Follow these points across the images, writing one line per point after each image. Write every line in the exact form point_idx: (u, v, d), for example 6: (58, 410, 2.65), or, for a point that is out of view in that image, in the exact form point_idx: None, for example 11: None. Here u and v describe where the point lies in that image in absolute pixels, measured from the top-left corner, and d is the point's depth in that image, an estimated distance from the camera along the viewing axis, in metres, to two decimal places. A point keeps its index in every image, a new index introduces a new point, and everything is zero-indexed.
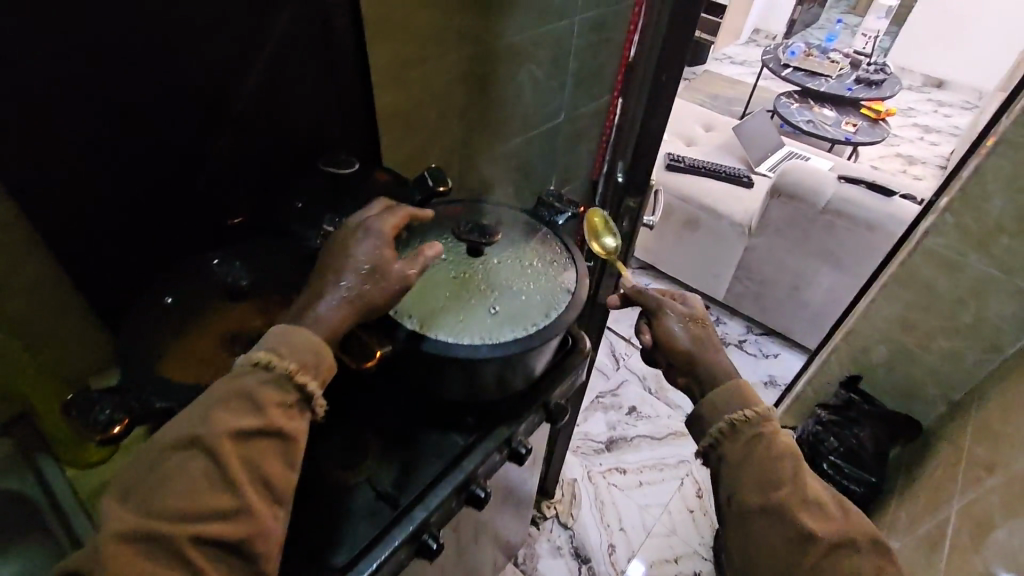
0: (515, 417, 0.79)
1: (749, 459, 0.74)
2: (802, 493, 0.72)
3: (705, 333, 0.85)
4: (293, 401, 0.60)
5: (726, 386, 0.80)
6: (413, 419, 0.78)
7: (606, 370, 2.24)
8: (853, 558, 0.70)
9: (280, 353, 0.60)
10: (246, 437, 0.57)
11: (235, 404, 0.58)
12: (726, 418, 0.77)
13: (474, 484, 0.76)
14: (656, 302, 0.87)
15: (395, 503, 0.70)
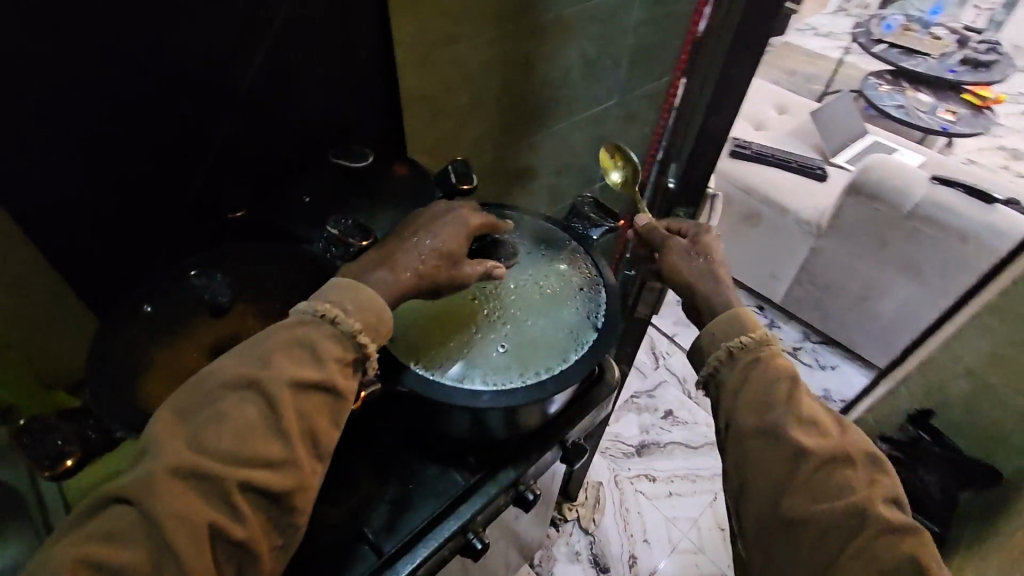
0: (524, 459, 0.70)
1: (744, 379, 0.68)
2: (800, 410, 0.65)
3: (709, 266, 0.77)
4: (351, 359, 0.59)
5: (728, 312, 0.72)
6: (411, 451, 0.71)
7: (644, 369, 2.12)
8: (852, 477, 0.62)
9: (346, 308, 0.59)
10: (303, 387, 0.56)
11: (299, 354, 0.57)
12: (724, 345, 0.70)
13: (471, 532, 0.68)
14: (662, 237, 0.81)
15: (381, 550, 0.64)
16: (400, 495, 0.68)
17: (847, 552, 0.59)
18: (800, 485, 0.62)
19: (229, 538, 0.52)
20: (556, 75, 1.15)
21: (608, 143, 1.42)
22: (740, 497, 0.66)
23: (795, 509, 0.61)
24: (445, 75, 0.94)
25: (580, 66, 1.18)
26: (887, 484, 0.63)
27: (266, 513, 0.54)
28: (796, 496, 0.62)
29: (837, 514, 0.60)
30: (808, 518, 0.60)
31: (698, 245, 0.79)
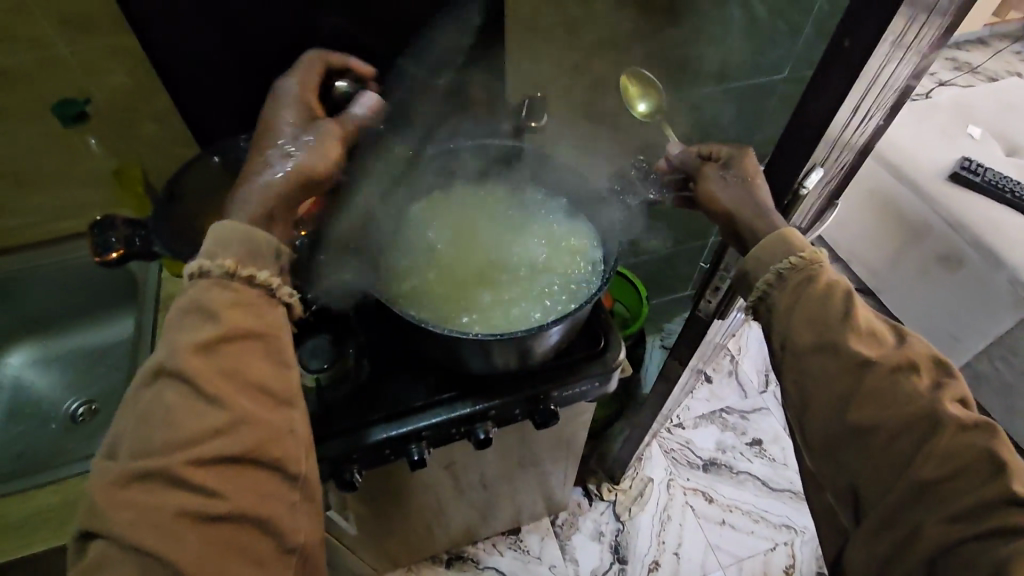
0: (485, 397, 0.72)
1: (797, 300, 0.62)
2: (858, 321, 0.59)
3: (744, 189, 0.71)
4: (252, 297, 0.54)
5: (771, 236, 0.66)
6: (393, 355, 0.77)
7: (745, 386, 1.93)
8: (923, 385, 0.56)
9: (215, 250, 0.54)
10: (207, 347, 0.50)
11: (192, 318, 0.51)
12: (773, 267, 0.64)
13: (415, 445, 0.72)
14: (696, 163, 0.76)
15: (331, 422, 0.71)
16: (367, 384, 0.74)
17: (922, 457, 0.53)
18: (868, 397, 0.56)
19: (218, 516, 0.46)
20: (706, 31, 1.02)
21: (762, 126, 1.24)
22: (804, 414, 0.61)
23: (862, 419, 0.56)
24: (564, 7, 0.91)
25: (739, 27, 1.03)
26: (956, 384, 0.56)
27: (248, 478, 0.49)
28: (861, 406, 0.57)
29: (904, 423, 0.54)
30: (878, 423, 0.55)
31: (731, 167, 0.73)
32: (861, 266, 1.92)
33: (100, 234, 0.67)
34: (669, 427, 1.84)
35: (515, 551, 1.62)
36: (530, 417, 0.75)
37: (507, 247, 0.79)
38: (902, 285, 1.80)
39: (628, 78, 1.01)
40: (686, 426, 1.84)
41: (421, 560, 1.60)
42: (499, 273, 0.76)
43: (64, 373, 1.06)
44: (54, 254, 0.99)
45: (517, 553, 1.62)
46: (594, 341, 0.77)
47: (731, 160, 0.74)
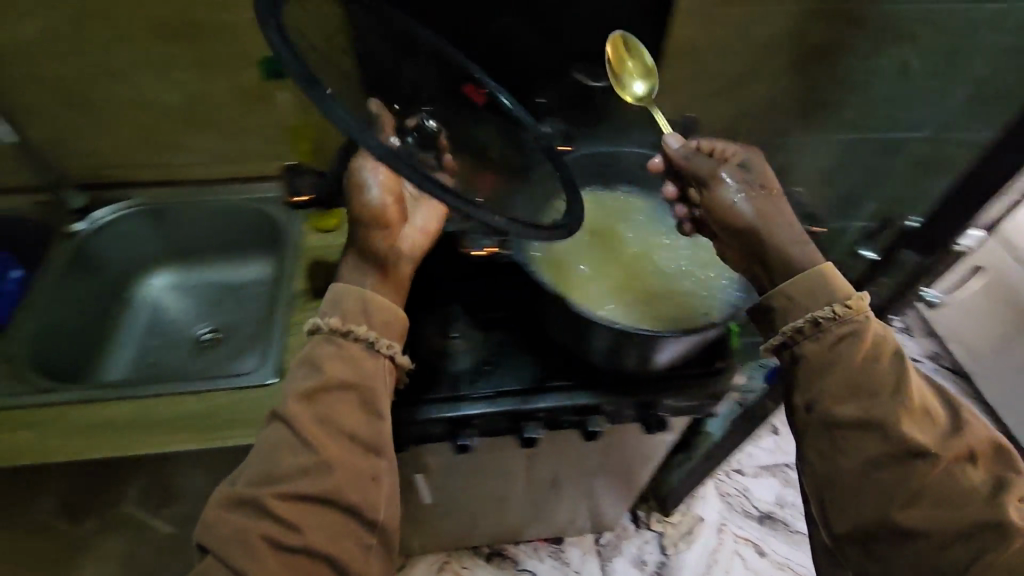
0: (603, 391, 0.74)
1: (834, 364, 0.59)
2: (909, 401, 0.57)
3: (767, 200, 0.63)
4: (356, 350, 0.60)
5: (808, 273, 0.60)
6: (518, 333, 0.79)
7: None
8: (980, 479, 0.58)
9: (329, 310, 0.62)
10: (307, 395, 0.57)
11: (303, 370, 0.59)
12: (810, 315, 0.59)
13: (528, 424, 0.74)
14: (705, 162, 0.64)
15: (453, 385, 0.74)
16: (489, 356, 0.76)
17: (982, 566, 0.54)
18: (919, 498, 0.56)
19: (292, 549, 0.53)
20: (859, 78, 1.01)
21: None
22: (826, 494, 0.60)
23: (910, 520, 0.56)
24: (723, 34, 0.93)
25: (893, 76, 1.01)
26: (1012, 477, 0.58)
27: (325, 518, 0.55)
28: (913, 509, 0.56)
29: (958, 526, 0.55)
30: (928, 526, 0.56)
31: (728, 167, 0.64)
32: (961, 345, 1.82)
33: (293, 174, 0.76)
34: (728, 470, 1.79)
35: (554, 559, 1.63)
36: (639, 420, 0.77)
37: (633, 243, 0.80)
38: (1006, 372, 1.69)
39: (618, 41, 0.84)
40: (745, 472, 1.80)
41: (463, 548, 1.63)
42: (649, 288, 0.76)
43: (196, 302, 1.12)
44: (210, 189, 1.06)
45: (557, 563, 1.62)
46: (713, 357, 0.77)
47: (742, 162, 0.66)
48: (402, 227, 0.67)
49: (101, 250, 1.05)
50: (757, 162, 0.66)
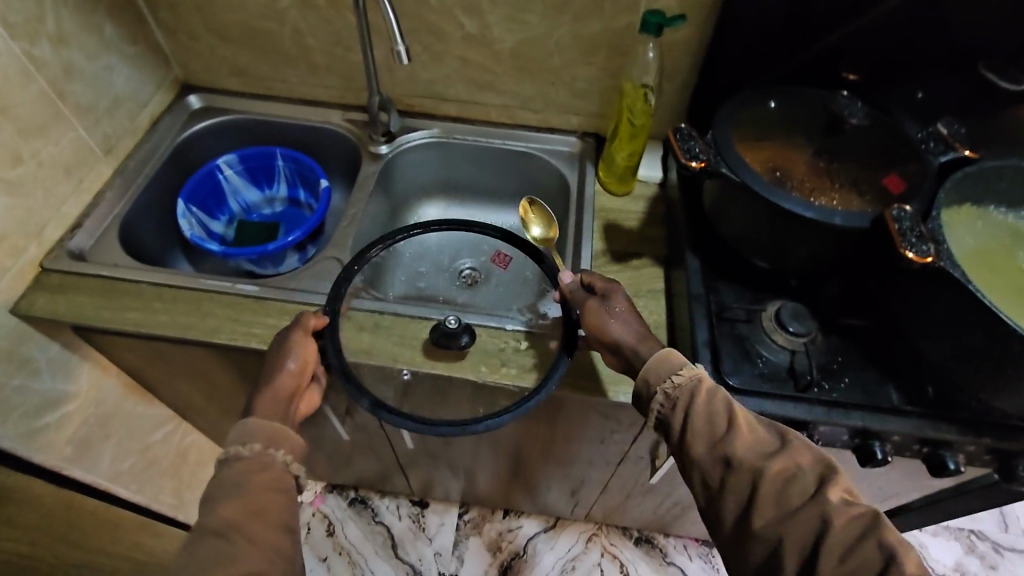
0: (973, 429, 0.66)
1: (688, 416, 0.62)
2: (741, 429, 0.59)
3: (624, 320, 0.73)
4: (275, 469, 0.65)
5: (654, 367, 0.66)
6: (865, 345, 0.73)
7: (1007, 520, 1.69)
8: (808, 480, 0.56)
9: (245, 436, 0.66)
10: (237, 506, 0.60)
11: (229, 490, 0.61)
12: (658, 389, 0.64)
13: (875, 442, 0.68)
14: (579, 297, 0.77)
15: (800, 386, 0.69)
16: (837, 359, 0.72)
17: None
18: (753, 500, 0.56)
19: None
20: None
21: None
22: (710, 523, 0.60)
23: (763, 527, 0.55)
24: None
25: None
26: (838, 476, 0.56)
27: None
28: (756, 511, 0.55)
29: (803, 527, 0.53)
30: (782, 533, 0.53)
31: (615, 300, 0.75)
32: None
33: (683, 140, 0.69)
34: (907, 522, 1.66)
35: (704, 562, 1.59)
36: (997, 469, 0.68)
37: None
38: None
39: (525, 205, 0.96)
40: (926, 529, 1.66)
41: (614, 525, 1.63)
42: None
43: None
44: (511, 133, 1.09)
45: (707, 566, 1.58)
46: None
47: (609, 294, 0.76)
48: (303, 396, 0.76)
49: (398, 179, 1.11)
50: (619, 288, 0.77)
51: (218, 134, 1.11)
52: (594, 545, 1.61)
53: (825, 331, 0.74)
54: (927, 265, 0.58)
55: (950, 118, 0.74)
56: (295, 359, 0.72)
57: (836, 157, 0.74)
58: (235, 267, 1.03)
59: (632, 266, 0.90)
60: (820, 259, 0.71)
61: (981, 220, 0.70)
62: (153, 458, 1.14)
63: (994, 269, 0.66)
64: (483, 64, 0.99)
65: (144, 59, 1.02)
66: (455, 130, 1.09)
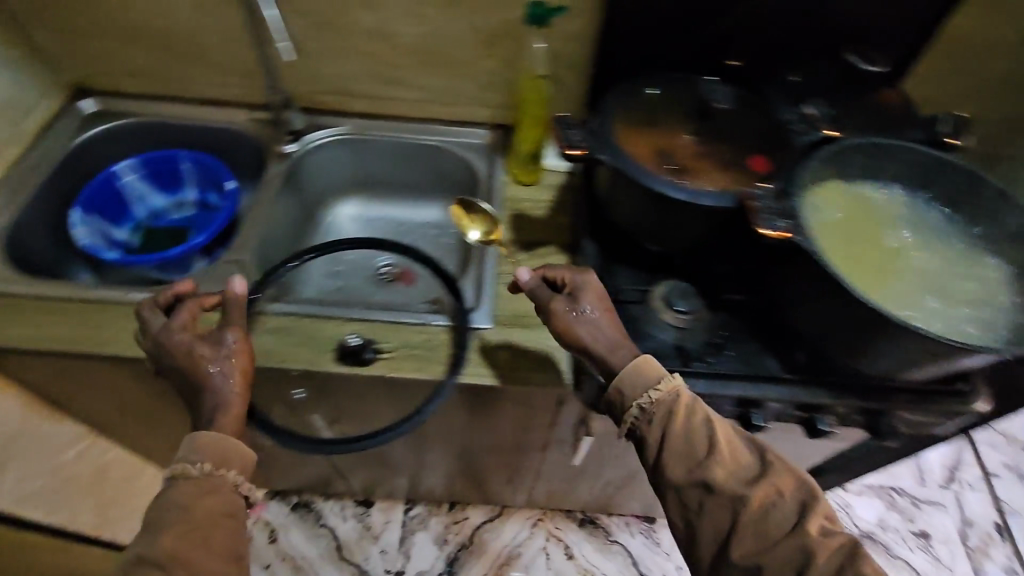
0: (841, 391, 0.71)
1: (665, 436, 0.64)
2: (722, 455, 0.62)
3: (594, 321, 0.70)
4: (219, 488, 0.63)
5: (633, 378, 0.66)
6: (747, 320, 0.76)
7: (924, 475, 1.79)
8: (789, 510, 0.59)
9: (194, 455, 0.63)
10: (180, 534, 0.58)
11: (173, 514, 0.60)
12: (635, 404, 0.65)
13: (755, 411, 0.72)
14: (542, 296, 0.73)
15: (685, 362, 0.73)
16: (722, 334, 0.75)
17: None
18: (734, 530, 0.59)
19: None
20: None
21: None
22: (689, 547, 0.63)
23: (740, 557, 0.58)
24: (1005, 31, 0.85)
25: None
26: (819, 505, 0.59)
27: None
28: (737, 540, 0.59)
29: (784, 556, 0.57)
30: (757, 560, 0.57)
31: (583, 298, 0.71)
32: None
33: (563, 129, 0.71)
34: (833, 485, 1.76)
35: (646, 537, 1.65)
36: (867, 427, 0.74)
37: (916, 255, 0.71)
38: None
39: (456, 207, 0.96)
40: (850, 490, 1.75)
41: (558, 509, 1.67)
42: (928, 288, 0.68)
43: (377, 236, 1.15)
44: (421, 128, 1.08)
45: (648, 541, 1.64)
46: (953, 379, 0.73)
47: (578, 292, 0.72)
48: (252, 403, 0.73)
49: (308, 178, 1.10)
50: (590, 283, 0.73)
51: (113, 139, 1.07)
52: (539, 530, 1.64)
53: (711, 309, 0.77)
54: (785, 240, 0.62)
55: (815, 99, 0.80)
56: (219, 369, 0.68)
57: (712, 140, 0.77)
58: (131, 277, 0.98)
59: (538, 254, 0.92)
60: (701, 241, 0.74)
61: (849, 198, 0.74)
62: (69, 478, 1.09)
63: (847, 238, 0.71)
64: (388, 61, 0.99)
65: (24, 65, 0.97)
66: (365, 126, 1.08)
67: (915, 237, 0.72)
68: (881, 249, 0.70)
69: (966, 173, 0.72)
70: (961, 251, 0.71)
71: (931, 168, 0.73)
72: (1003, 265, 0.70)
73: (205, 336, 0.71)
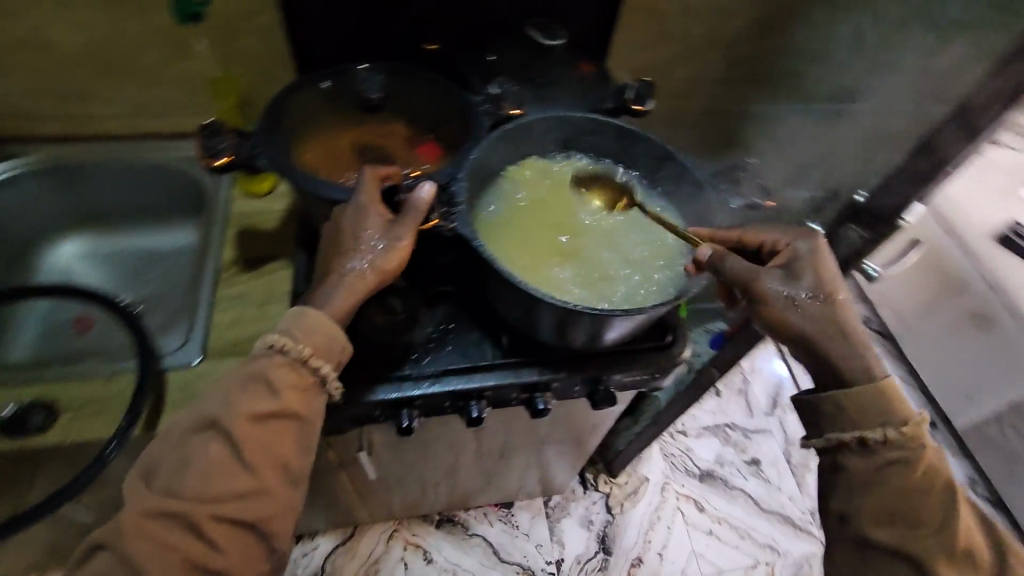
0: (550, 367, 0.72)
1: (879, 479, 0.57)
2: (949, 538, 0.55)
3: (827, 320, 0.59)
4: (311, 383, 0.56)
5: (871, 390, 0.58)
6: (464, 310, 0.75)
7: (751, 405, 1.90)
8: None
9: (293, 336, 0.55)
10: (260, 418, 0.54)
11: (253, 390, 0.54)
12: (878, 429, 0.57)
13: (474, 403, 0.72)
14: (741, 267, 0.61)
15: (397, 365, 0.71)
16: (440, 329, 0.74)
17: None
18: None
19: None
20: (808, 45, 1.00)
21: None
22: None
23: None
24: None
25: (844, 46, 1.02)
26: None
27: (243, 539, 0.54)
28: None
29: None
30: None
31: (805, 279, 0.61)
32: (889, 306, 1.78)
33: (209, 137, 0.64)
34: (672, 432, 1.83)
35: (504, 523, 1.64)
36: (587, 394, 0.76)
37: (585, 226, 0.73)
38: (931, 335, 1.66)
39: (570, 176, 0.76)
40: (689, 434, 1.83)
41: (412, 517, 1.61)
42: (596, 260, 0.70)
43: (112, 272, 1.03)
44: (132, 146, 0.95)
45: (507, 527, 1.63)
46: (660, 334, 0.76)
47: (795, 267, 0.62)
48: (316, 408, 0.57)
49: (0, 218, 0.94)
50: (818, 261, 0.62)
51: None
52: (396, 542, 1.58)
53: (426, 303, 0.75)
54: (436, 229, 0.60)
55: (502, 78, 0.77)
56: (358, 265, 0.57)
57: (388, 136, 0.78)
58: None
59: (265, 270, 0.84)
60: None
61: (542, 177, 0.75)
62: None
63: (529, 218, 0.72)
64: (60, 74, 0.85)
65: None
66: (61, 153, 0.94)
67: (604, 208, 0.74)
68: (562, 226, 0.73)
69: (643, 139, 0.72)
70: (646, 217, 0.74)
71: (615, 136, 0.73)
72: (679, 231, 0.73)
73: (384, 220, 0.58)
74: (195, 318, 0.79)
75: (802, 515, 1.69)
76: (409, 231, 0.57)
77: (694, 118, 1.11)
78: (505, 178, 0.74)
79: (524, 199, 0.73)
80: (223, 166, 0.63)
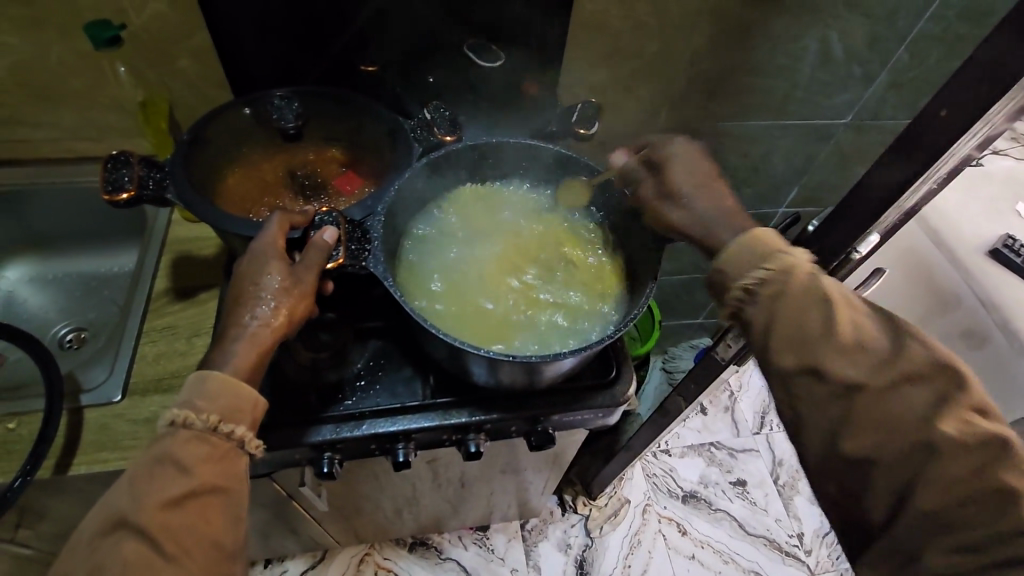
0: (483, 408, 0.68)
1: (772, 322, 0.51)
2: (843, 339, 0.48)
3: (703, 207, 0.59)
4: (228, 450, 0.51)
5: (752, 240, 0.54)
6: (397, 347, 0.72)
7: (738, 424, 1.81)
8: (920, 401, 0.46)
9: (197, 406, 0.50)
10: (176, 502, 0.47)
11: (161, 473, 0.47)
12: (751, 273, 0.53)
13: (401, 446, 0.68)
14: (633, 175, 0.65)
15: (322, 408, 0.67)
16: (370, 367, 0.70)
17: None
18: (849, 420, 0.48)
19: None
20: (776, 61, 0.96)
21: (812, 169, 1.19)
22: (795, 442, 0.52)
23: (851, 449, 0.47)
24: (637, 12, 0.85)
25: (813, 61, 0.98)
26: (962, 394, 0.45)
27: None
28: (849, 434, 0.47)
29: (903, 451, 0.45)
30: (874, 455, 0.46)
31: (674, 176, 0.61)
32: None
33: (115, 168, 0.61)
34: (654, 451, 1.73)
35: (479, 547, 1.54)
36: (529, 434, 0.72)
37: (512, 257, 0.70)
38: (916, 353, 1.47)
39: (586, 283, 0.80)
40: (671, 453, 1.74)
41: (384, 540, 1.52)
42: (527, 296, 0.67)
43: (59, 297, 1.00)
44: (72, 171, 0.93)
45: (481, 550, 1.53)
46: (605, 369, 0.72)
47: (669, 156, 0.63)
48: (240, 472, 0.51)
49: None
50: (687, 156, 0.62)
51: None
52: (366, 566, 1.50)
53: (358, 340, 0.72)
54: (340, 268, 0.57)
55: (435, 103, 0.73)
56: (255, 316, 0.53)
57: (319, 164, 0.75)
58: None
59: (199, 300, 0.82)
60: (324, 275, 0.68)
61: (467, 215, 0.72)
62: None
63: (451, 247, 0.70)
64: None
65: None
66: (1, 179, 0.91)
67: (538, 242, 0.72)
68: (482, 256, 0.70)
69: (582, 166, 0.69)
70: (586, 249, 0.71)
71: (551, 163, 0.71)
72: (619, 263, 0.70)
73: (280, 262, 0.55)
74: (122, 354, 0.76)
75: (789, 540, 1.59)
76: (314, 266, 0.55)
77: (662, 133, 1.06)
78: (422, 211, 0.71)
79: (448, 232, 0.71)
80: (124, 201, 0.60)
